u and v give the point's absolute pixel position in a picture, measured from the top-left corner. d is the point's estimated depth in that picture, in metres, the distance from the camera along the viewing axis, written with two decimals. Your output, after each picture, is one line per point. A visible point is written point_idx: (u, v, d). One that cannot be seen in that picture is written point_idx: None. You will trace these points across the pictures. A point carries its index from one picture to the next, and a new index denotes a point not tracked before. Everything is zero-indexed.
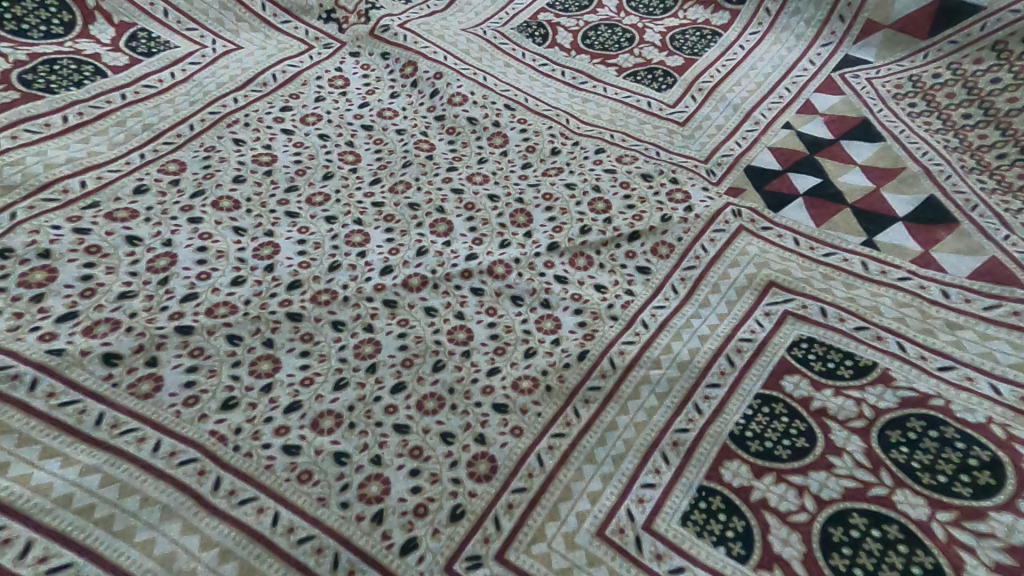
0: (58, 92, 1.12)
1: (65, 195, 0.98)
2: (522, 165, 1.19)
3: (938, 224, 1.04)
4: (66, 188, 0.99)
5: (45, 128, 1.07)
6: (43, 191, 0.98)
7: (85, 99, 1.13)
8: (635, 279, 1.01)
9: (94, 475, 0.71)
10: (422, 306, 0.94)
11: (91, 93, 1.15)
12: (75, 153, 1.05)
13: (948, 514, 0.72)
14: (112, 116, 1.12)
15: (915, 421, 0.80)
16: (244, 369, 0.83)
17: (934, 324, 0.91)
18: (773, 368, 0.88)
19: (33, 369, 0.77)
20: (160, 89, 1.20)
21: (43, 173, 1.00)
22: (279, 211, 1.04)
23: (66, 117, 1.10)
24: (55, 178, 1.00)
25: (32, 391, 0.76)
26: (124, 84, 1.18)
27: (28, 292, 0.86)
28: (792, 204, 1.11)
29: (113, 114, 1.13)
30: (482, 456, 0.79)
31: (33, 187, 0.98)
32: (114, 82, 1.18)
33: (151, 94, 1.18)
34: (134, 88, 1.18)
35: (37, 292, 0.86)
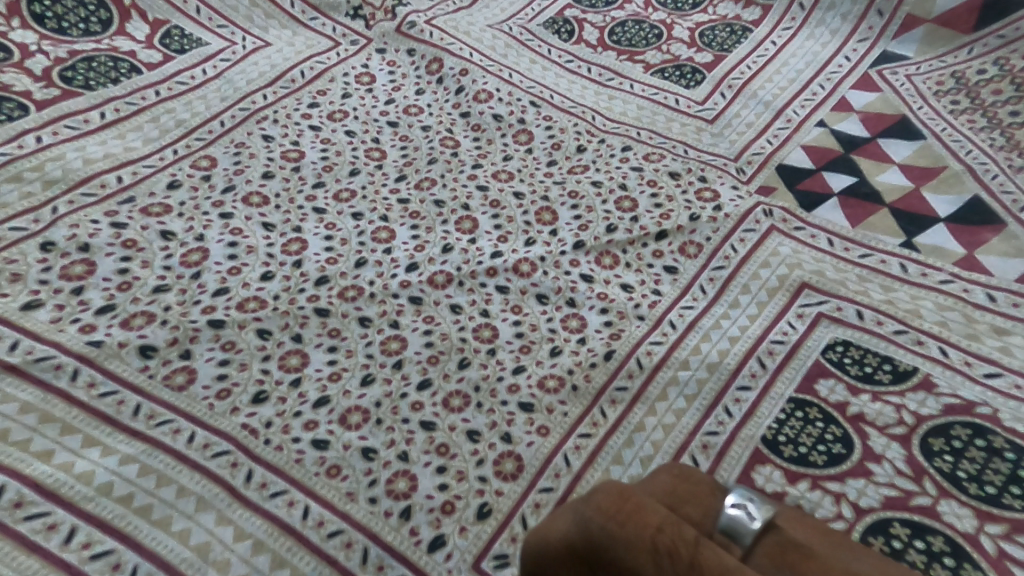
0: (96, 89, 1.15)
1: (102, 189, 1.00)
2: (548, 163, 1.18)
3: (982, 225, 1.01)
4: (103, 183, 1.01)
5: (84, 124, 1.09)
6: (82, 186, 1.00)
7: (120, 96, 1.15)
8: (662, 278, 0.99)
9: (133, 465, 0.72)
10: (447, 303, 0.94)
11: (126, 89, 1.17)
12: (112, 148, 1.07)
13: (997, 526, 0.69)
14: (147, 112, 1.14)
15: (959, 429, 0.77)
16: (273, 364, 0.84)
17: (980, 328, 0.88)
18: (806, 372, 0.85)
19: (75, 360, 0.79)
20: (192, 86, 1.21)
21: (82, 168, 1.02)
22: (307, 207, 1.05)
23: (103, 113, 1.12)
24: (93, 174, 1.02)
25: (73, 381, 0.78)
26: (158, 81, 1.20)
27: (68, 284, 0.88)
28: (826, 204, 1.08)
29: (147, 111, 1.14)
30: (508, 455, 0.78)
31: (73, 182, 1.00)
32: (148, 79, 1.20)
33: (184, 91, 1.20)
34: (168, 85, 1.20)
35: (77, 285, 0.88)
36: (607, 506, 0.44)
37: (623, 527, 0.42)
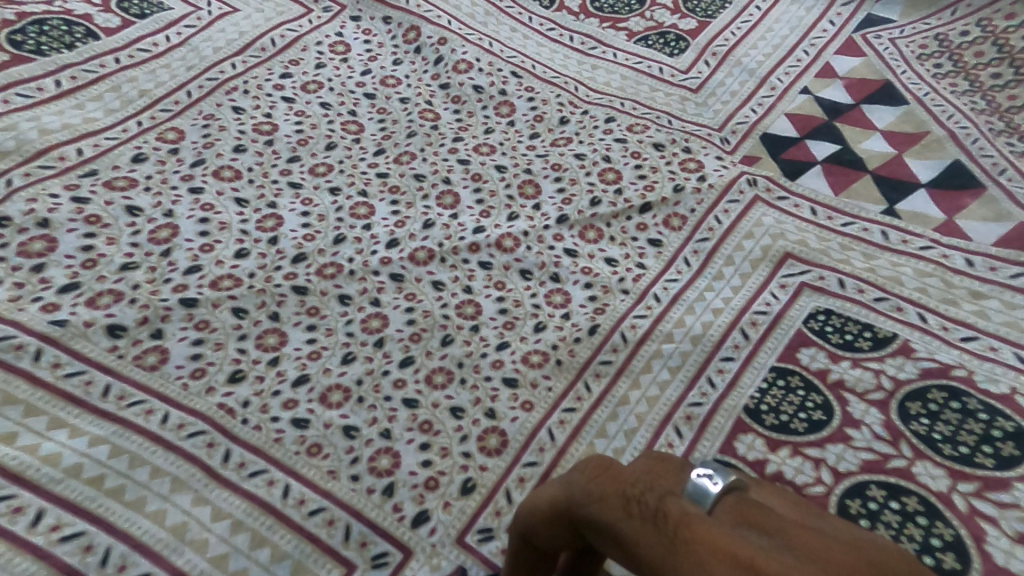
0: (48, 55, 1.10)
1: (60, 162, 0.97)
2: (530, 136, 1.16)
3: (964, 190, 1.01)
4: (62, 155, 0.98)
5: (38, 92, 1.05)
6: (39, 158, 0.97)
7: (77, 62, 1.11)
8: (646, 252, 0.99)
9: (103, 446, 0.71)
10: (429, 280, 0.93)
11: (82, 55, 1.12)
12: (70, 119, 1.03)
13: (970, 485, 0.71)
14: (106, 81, 1.10)
15: (936, 392, 0.78)
16: (250, 343, 0.83)
17: (958, 293, 0.88)
18: (789, 341, 0.86)
19: (37, 340, 0.77)
20: (155, 53, 1.17)
21: (37, 139, 0.99)
22: (281, 182, 1.02)
23: (58, 81, 1.08)
24: (51, 145, 0.99)
25: (37, 361, 0.76)
26: (117, 47, 1.15)
27: (28, 262, 0.85)
28: (809, 173, 1.08)
29: (107, 79, 1.10)
30: (492, 431, 0.78)
31: (28, 154, 0.97)
32: (106, 45, 1.15)
33: (146, 59, 1.15)
34: (128, 52, 1.15)
35: (37, 262, 0.85)
36: (589, 470, 0.43)
37: (597, 488, 0.41)
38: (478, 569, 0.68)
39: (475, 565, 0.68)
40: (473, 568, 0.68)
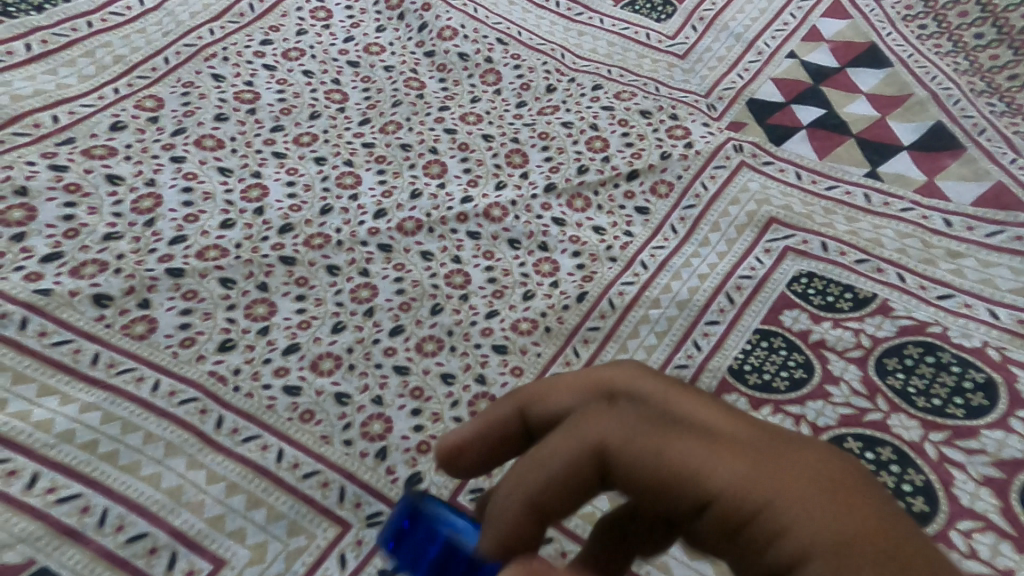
0: (17, 18, 1.07)
1: (35, 129, 0.96)
2: (517, 105, 1.15)
3: (944, 151, 1.02)
4: (36, 122, 0.96)
5: (8, 56, 1.03)
6: (13, 125, 0.95)
7: (48, 26, 1.08)
8: (634, 219, 0.99)
9: (95, 412, 0.72)
10: (417, 250, 0.93)
11: (53, 19, 1.09)
12: (43, 85, 1.01)
13: (940, 434, 0.74)
14: (79, 45, 1.07)
15: (912, 347, 0.81)
16: (239, 313, 0.83)
17: (936, 253, 0.90)
18: (772, 304, 0.87)
19: (22, 308, 0.77)
20: (128, 17, 1.13)
21: (10, 105, 0.97)
22: (265, 151, 1.01)
23: (28, 45, 1.05)
24: (25, 112, 0.97)
25: (22, 329, 0.76)
26: (89, 10, 1.12)
27: (8, 231, 0.85)
28: (794, 138, 1.08)
29: (80, 44, 1.08)
30: (483, 396, 0.80)
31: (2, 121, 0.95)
32: (77, 8, 1.12)
33: (119, 23, 1.12)
34: (101, 15, 1.12)
35: (17, 231, 0.85)
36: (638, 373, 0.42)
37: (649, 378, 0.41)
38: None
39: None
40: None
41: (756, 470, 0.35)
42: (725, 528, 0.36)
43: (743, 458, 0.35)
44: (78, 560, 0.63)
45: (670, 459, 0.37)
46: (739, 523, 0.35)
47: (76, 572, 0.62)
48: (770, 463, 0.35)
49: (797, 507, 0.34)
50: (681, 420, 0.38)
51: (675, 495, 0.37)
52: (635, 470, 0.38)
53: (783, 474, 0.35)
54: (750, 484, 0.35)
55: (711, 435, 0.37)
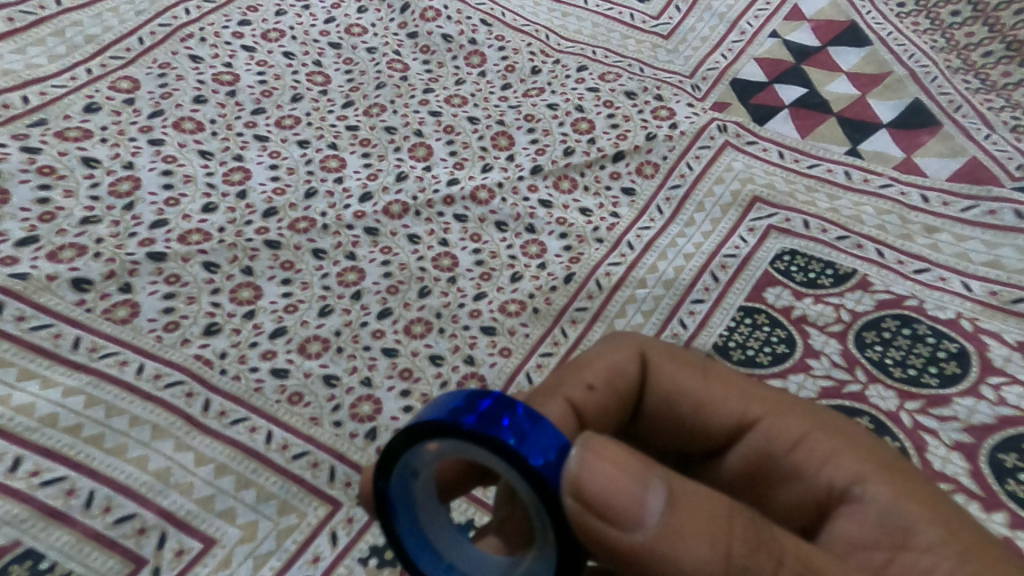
0: None
1: (6, 110, 0.93)
2: (501, 87, 1.14)
3: (922, 129, 1.03)
4: (7, 103, 0.94)
5: None
6: None
7: (15, 4, 1.06)
8: (620, 201, 1.00)
9: (79, 396, 0.71)
10: (404, 233, 0.93)
11: None
12: (12, 65, 0.98)
13: (916, 403, 0.76)
14: (49, 24, 1.05)
15: (890, 321, 0.83)
16: (224, 297, 0.82)
17: (914, 228, 0.92)
18: (756, 282, 0.89)
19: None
20: None
21: None
22: (247, 134, 1.00)
23: None
24: None
25: (1, 314, 0.75)
26: None
27: None
28: (777, 117, 1.09)
29: (49, 23, 1.05)
30: (471, 376, 0.81)
31: None
32: None
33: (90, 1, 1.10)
34: None
35: None
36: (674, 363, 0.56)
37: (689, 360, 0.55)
38: (482, 517, 0.69)
39: (478, 513, 0.69)
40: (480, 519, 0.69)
41: (776, 397, 0.53)
42: (757, 445, 0.52)
43: (768, 390, 0.54)
44: (67, 541, 0.63)
45: (714, 387, 0.53)
46: (771, 438, 0.51)
47: (64, 553, 0.62)
48: (784, 395, 0.53)
49: (810, 422, 0.51)
50: (728, 379, 0.54)
51: (714, 415, 0.53)
52: (680, 395, 0.53)
53: (792, 403, 0.53)
54: (773, 406, 0.52)
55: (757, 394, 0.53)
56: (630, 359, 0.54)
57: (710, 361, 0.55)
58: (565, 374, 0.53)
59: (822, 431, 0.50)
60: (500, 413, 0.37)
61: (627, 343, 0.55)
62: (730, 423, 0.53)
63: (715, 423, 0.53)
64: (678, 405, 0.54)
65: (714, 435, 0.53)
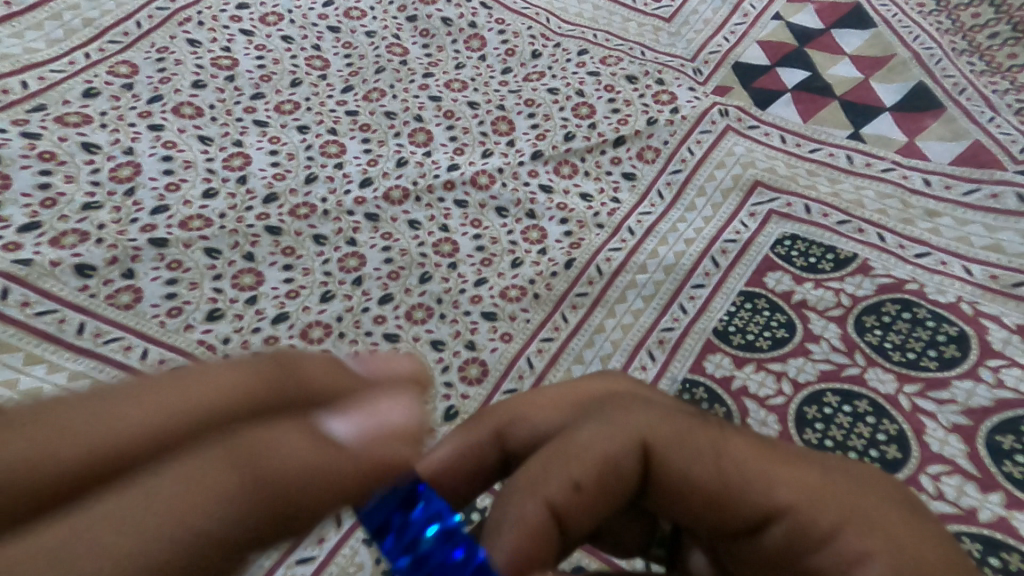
0: None
1: (5, 96, 0.93)
2: (502, 71, 1.14)
3: (925, 112, 1.03)
4: (5, 88, 0.94)
5: None
6: None
7: None
8: (621, 186, 0.99)
9: (84, 381, 0.72)
10: (405, 219, 0.93)
11: None
12: (10, 49, 0.98)
13: (914, 386, 0.76)
14: (46, 8, 1.04)
15: (889, 304, 0.83)
16: (226, 282, 0.83)
17: (914, 212, 0.92)
18: (756, 266, 0.89)
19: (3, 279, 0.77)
20: None
21: None
22: (246, 120, 0.99)
23: None
24: None
25: (5, 300, 0.76)
26: None
27: None
28: (779, 101, 1.08)
29: (46, 7, 1.04)
30: (473, 361, 0.81)
31: None
32: None
33: None
34: None
35: None
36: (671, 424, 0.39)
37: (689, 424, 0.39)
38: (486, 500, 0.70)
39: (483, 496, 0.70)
40: (484, 502, 0.70)
41: (814, 478, 0.37)
42: (785, 539, 0.36)
43: (788, 457, 0.39)
44: None
45: (731, 470, 0.37)
46: (800, 530, 0.36)
47: None
48: (805, 462, 0.39)
49: (846, 501, 0.37)
50: (744, 446, 0.38)
51: (733, 513, 0.37)
52: (683, 477, 0.37)
53: (819, 475, 0.38)
54: (801, 484, 0.37)
55: (780, 464, 0.38)
56: (613, 435, 0.38)
57: (729, 431, 0.39)
58: (537, 466, 0.38)
59: (870, 532, 0.35)
60: (409, 533, 0.32)
61: (616, 424, 0.39)
62: (755, 513, 0.36)
63: (734, 509, 0.37)
64: (683, 488, 0.37)
65: (731, 527, 0.37)
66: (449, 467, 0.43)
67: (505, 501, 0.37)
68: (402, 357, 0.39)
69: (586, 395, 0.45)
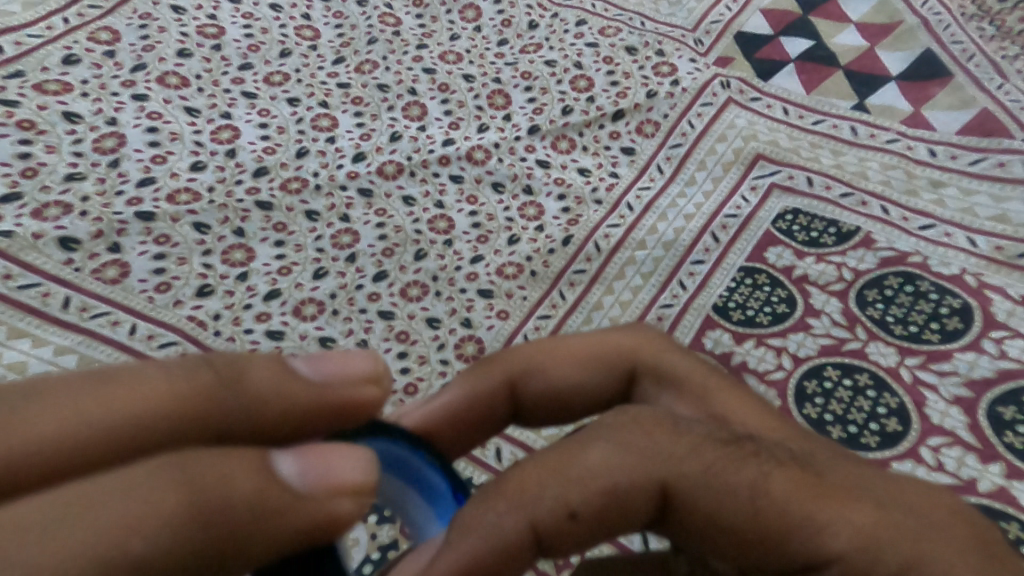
0: None
1: None
2: (498, 42, 1.10)
3: (932, 80, 1.00)
4: None
5: None
6: None
7: None
8: (619, 160, 0.97)
9: (71, 356, 0.71)
10: (399, 195, 0.91)
11: None
12: None
13: (916, 359, 0.75)
14: None
15: (892, 278, 0.82)
16: (216, 258, 0.81)
17: (919, 184, 0.90)
18: (757, 241, 0.87)
19: None
20: None
21: None
22: (234, 91, 0.97)
23: None
24: None
25: None
26: None
27: None
28: (782, 72, 1.05)
29: None
30: (469, 338, 0.80)
31: None
32: None
33: None
34: None
35: None
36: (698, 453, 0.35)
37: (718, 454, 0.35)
38: (482, 477, 0.69)
39: (479, 473, 0.69)
40: (479, 478, 0.69)
41: (873, 523, 0.33)
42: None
43: (835, 475, 0.35)
44: None
45: (772, 505, 0.33)
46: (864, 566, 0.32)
47: None
48: (852, 471, 0.35)
49: (903, 517, 0.33)
50: (786, 477, 0.34)
51: (783, 552, 0.33)
52: (719, 515, 0.33)
53: (869, 489, 0.34)
54: (854, 509, 0.33)
55: (828, 488, 0.34)
56: (634, 472, 0.34)
57: (768, 464, 0.34)
58: (532, 483, 0.33)
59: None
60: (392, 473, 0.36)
61: (631, 451, 0.34)
62: (809, 552, 0.33)
63: (784, 549, 0.33)
64: (719, 525, 0.33)
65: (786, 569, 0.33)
66: (454, 410, 0.44)
67: (483, 504, 0.33)
68: (356, 357, 0.33)
69: (611, 349, 0.46)
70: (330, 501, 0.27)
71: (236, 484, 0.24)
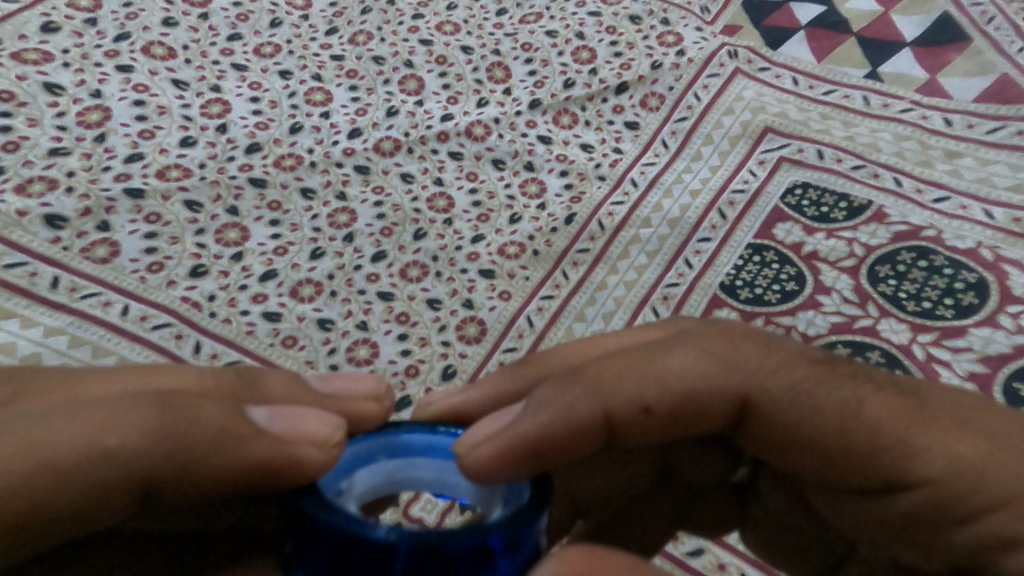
0: None
1: None
2: (497, 13, 1.07)
3: (949, 45, 0.96)
4: None
5: None
6: None
7: None
8: (623, 135, 0.94)
9: (61, 336, 0.70)
10: (397, 172, 0.89)
11: None
12: None
13: (929, 336, 0.74)
14: None
15: (905, 253, 0.79)
16: (209, 238, 0.80)
17: (934, 155, 0.87)
18: (766, 218, 0.85)
19: None
20: None
21: None
22: (223, 63, 0.94)
23: None
24: None
25: None
26: None
27: None
28: (792, 40, 1.01)
29: None
30: (471, 320, 0.78)
31: None
32: None
33: None
34: None
35: None
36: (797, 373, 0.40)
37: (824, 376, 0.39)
38: None
39: None
40: None
41: (970, 454, 0.36)
42: (922, 494, 0.36)
43: (934, 404, 0.38)
44: None
45: (863, 421, 0.37)
46: (937, 481, 0.36)
47: None
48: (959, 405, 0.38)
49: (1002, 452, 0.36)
50: (880, 400, 0.38)
51: (867, 463, 0.37)
52: (805, 424, 0.38)
53: (974, 422, 0.37)
54: (946, 434, 0.37)
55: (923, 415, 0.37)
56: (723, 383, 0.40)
57: (863, 387, 0.38)
58: (618, 380, 0.40)
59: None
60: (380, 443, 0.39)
61: (715, 361, 0.40)
62: (889, 466, 0.37)
63: (868, 462, 0.37)
64: (801, 432, 0.38)
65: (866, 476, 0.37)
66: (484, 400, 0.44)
67: (556, 391, 0.40)
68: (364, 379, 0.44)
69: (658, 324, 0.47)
70: (295, 443, 0.35)
71: (204, 416, 0.35)
